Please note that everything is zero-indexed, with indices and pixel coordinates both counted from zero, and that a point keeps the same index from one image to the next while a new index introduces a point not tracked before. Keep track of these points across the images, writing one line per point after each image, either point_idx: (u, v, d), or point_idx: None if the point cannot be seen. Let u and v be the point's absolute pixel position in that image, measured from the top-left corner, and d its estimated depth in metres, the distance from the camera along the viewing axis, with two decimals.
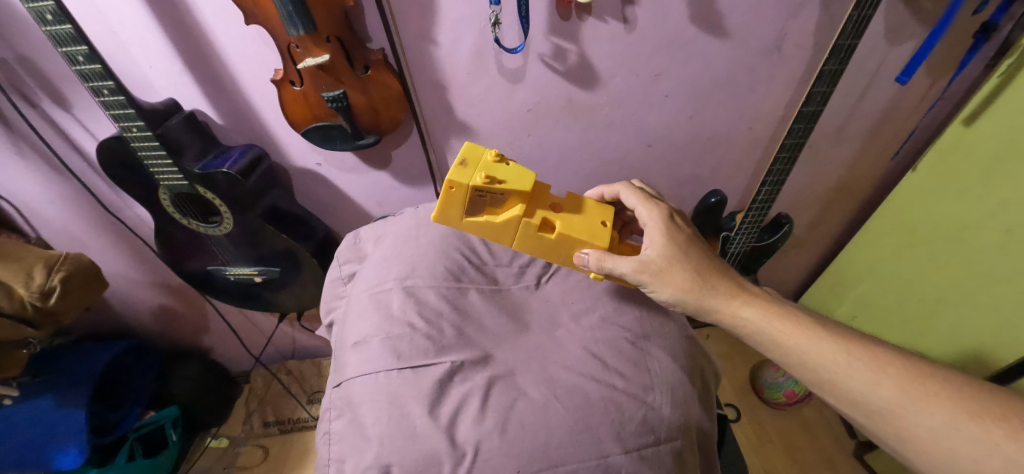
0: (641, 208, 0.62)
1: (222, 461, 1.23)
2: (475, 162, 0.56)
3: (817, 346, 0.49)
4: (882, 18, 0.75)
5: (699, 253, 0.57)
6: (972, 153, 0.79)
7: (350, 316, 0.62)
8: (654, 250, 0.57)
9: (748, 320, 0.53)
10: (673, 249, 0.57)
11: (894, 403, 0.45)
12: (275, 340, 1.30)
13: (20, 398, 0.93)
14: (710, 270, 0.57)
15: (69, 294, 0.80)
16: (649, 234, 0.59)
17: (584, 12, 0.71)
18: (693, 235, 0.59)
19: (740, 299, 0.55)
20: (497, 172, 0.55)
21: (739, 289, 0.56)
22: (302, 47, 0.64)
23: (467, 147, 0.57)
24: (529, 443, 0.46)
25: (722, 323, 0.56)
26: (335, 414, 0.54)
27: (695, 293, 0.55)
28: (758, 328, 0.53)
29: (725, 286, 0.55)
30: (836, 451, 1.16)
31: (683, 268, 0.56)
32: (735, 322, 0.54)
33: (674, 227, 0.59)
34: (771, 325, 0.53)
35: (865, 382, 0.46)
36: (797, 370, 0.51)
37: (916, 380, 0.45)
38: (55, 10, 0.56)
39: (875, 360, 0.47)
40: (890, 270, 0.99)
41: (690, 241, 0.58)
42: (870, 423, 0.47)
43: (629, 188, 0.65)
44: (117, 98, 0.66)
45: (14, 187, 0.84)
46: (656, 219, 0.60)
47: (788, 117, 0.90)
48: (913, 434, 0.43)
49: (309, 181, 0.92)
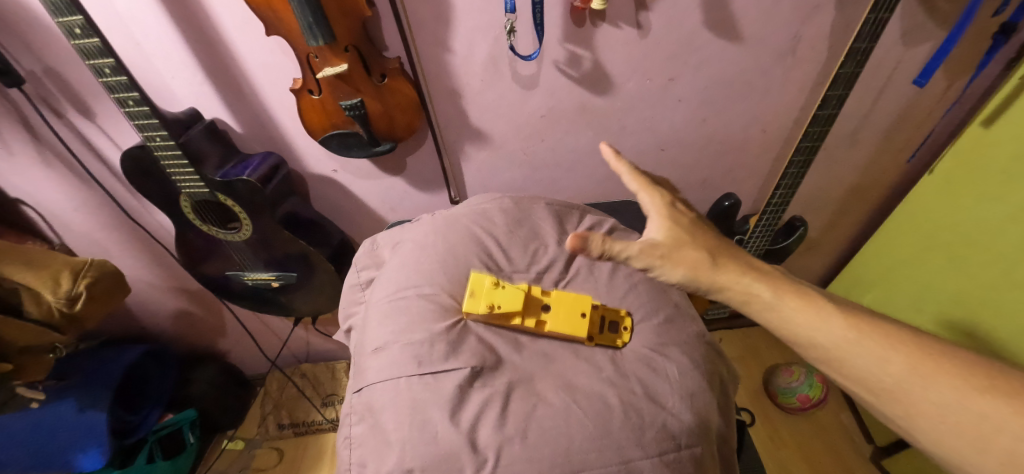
0: (642, 194, 0.55)
1: (237, 463, 1.25)
2: (478, 290, 0.59)
3: (827, 323, 0.46)
4: (898, 21, 0.74)
5: (705, 233, 0.53)
6: (994, 155, 0.78)
7: (369, 320, 0.63)
8: (661, 234, 0.51)
9: (761, 296, 0.48)
10: (680, 231, 0.51)
11: (902, 381, 0.43)
12: (290, 344, 1.32)
13: (46, 401, 0.95)
14: (718, 248, 0.51)
15: (93, 300, 0.81)
16: (652, 220, 0.53)
17: (598, 18, 0.71)
18: (695, 220, 0.55)
19: (750, 275, 0.49)
20: (496, 298, 0.58)
21: (749, 266, 0.50)
22: (321, 57, 0.65)
23: (472, 275, 0.60)
24: (551, 449, 0.46)
25: (732, 301, 0.50)
26: (356, 419, 0.55)
27: (708, 273, 0.49)
28: (769, 305, 0.48)
29: (734, 263, 0.50)
30: (853, 455, 1.15)
31: (694, 249, 0.50)
32: (747, 300, 0.49)
33: (677, 213, 0.54)
34: (782, 303, 0.48)
35: (877, 361, 0.44)
36: (802, 348, 0.48)
37: (927, 356, 0.43)
38: (84, 24, 0.57)
39: (885, 336, 0.45)
40: (909, 273, 0.98)
41: (694, 225, 0.53)
42: (875, 402, 0.45)
43: (628, 169, 0.57)
44: (141, 108, 0.67)
45: (40, 196, 0.86)
46: (658, 206, 0.54)
47: (802, 120, 0.90)
48: (921, 412, 0.42)
49: (325, 187, 0.93)
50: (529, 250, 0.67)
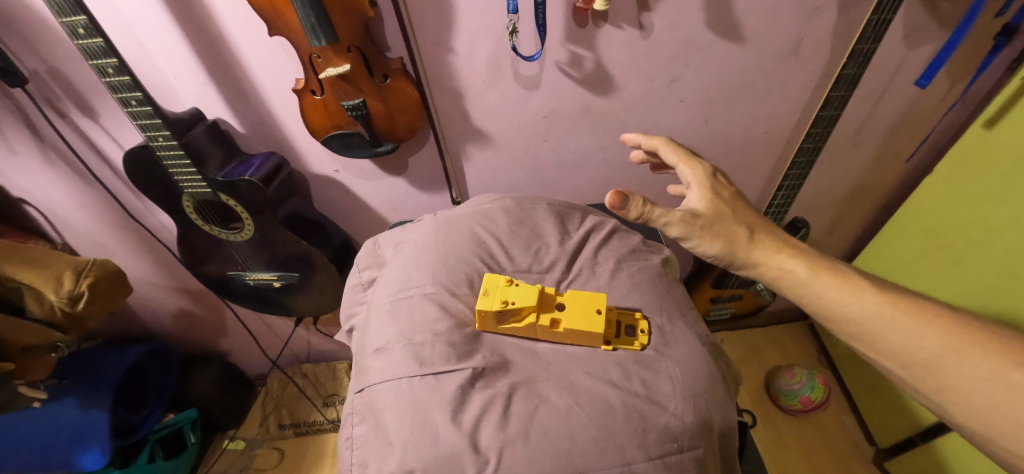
0: (683, 166, 0.60)
1: (238, 463, 1.25)
2: (494, 290, 0.58)
3: (861, 299, 0.49)
4: (901, 22, 0.74)
5: (746, 208, 0.55)
6: (995, 156, 0.78)
7: (371, 320, 0.63)
8: (701, 205, 0.54)
9: (795, 272, 0.51)
10: (721, 204, 0.55)
11: (936, 354, 0.45)
12: (291, 344, 1.32)
13: (48, 401, 0.95)
14: (757, 224, 0.55)
15: (95, 300, 0.81)
16: (693, 191, 0.57)
17: (600, 19, 0.71)
18: (738, 193, 0.57)
19: (785, 252, 0.53)
20: (511, 295, 0.57)
21: (785, 244, 0.54)
22: (323, 57, 0.65)
23: (487, 276, 0.60)
24: (553, 450, 0.46)
25: (765, 276, 0.53)
26: (357, 419, 0.55)
27: (743, 246, 0.53)
28: (803, 281, 0.51)
29: (770, 239, 0.54)
30: (855, 457, 1.14)
31: (732, 222, 0.53)
32: (780, 275, 0.52)
33: (718, 185, 0.57)
34: (816, 280, 0.51)
35: (911, 334, 0.46)
36: (836, 324, 0.50)
37: (963, 331, 0.45)
38: (88, 25, 0.57)
39: (921, 312, 0.47)
40: (912, 273, 0.97)
41: (736, 198, 0.56)
42: (910, 376, 0.47)
43: (669, 145, 0.63)
44: (144, 109, 0.67)
45: (43, 196, 0.87)
46: (700, 177, 0.57)
47: (804, 120, 0.90)
48: (956, 384, 0.44)
49: (327, 188, 0.93)
50: (530, 249, 0.67)
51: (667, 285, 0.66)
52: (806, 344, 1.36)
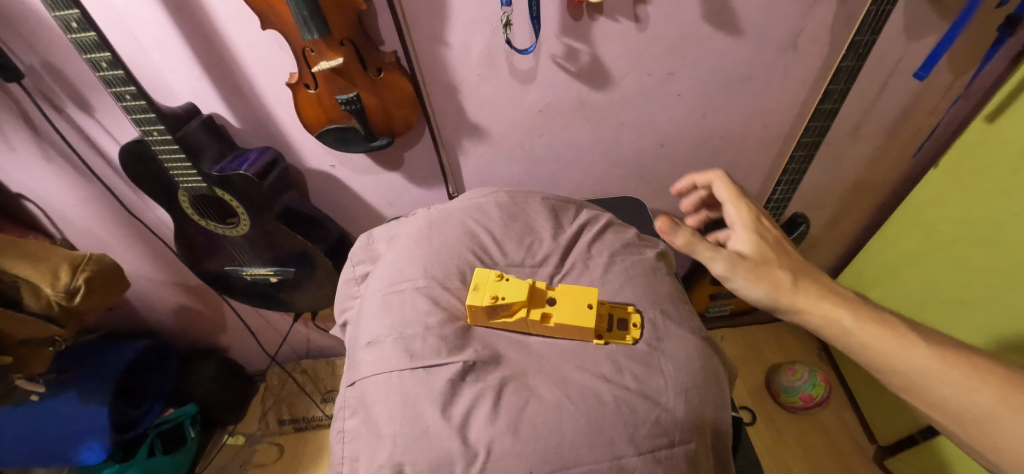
0: (732, 206, 0.58)
1: (237, 458, 1.26)
2: (484, 284, 0.58)
3: (909, 352, 0.44)
4: (901, 13, 0.73)
5: (791, 254, 0.53)
6: (998, 150, 0.76)
7: (363, 314, 0.63)
8: (746, 247, 0.53)
9: (840, 322, 0.47)
10: (767, 247, 0.52)
11: (989, 412, 0.41)
12: (290, 339, 1.32)
13: (46, 394, 0.95)
14: (802, 270, 0.51)
15: (92, 294, 0.81)
16: (739, 232, 0.55)
17: (595, 11, 0.71)
18: (783, 240, 0.55)
19: (830, 299, 0.48)
20: (501, 290, 0.57)
21: (829, 291, 0.49)
22: (316, 51, 0.65)
23: (478, 270, 0.60)
24: (542, 444, 0.46)
25: (807, 323, 0.49)
26: (349, 412, 0.55)
27: (786, 291, 0.49)
28: (847, 331, 0.47)
29: (815, 285, 0.49)
30: (855, 454, 1.14)
31: (780, 266, 0.51)
32: (823, 323, 0.48)
33: (765, 229, 0.55)
34: (863, 330, 0.46)
35: (961, 390, 0.42)
36: (882, 375, 0.46)
37: (1018, 389, 0.41)
38: (81, 18, 0.57)
39: (973, 368, 0.43)
40: (916, 269, 0.96)
41: (781, 243, 0.54)
42: (959, 432, 0.43)
43: (722, 181, 0.60)
44: (139, 103, 0.67)
45: (42, 191, 0.87)
46: (747, 220, 0.55)
47: (804, 114, 0.89)
48: (1010, 446, 0.40)
49: (323, 183, 0.93)
50: (523, 243, 0.66)
51: (661, 279, 0.66)
52: (807, 341, 1.36)
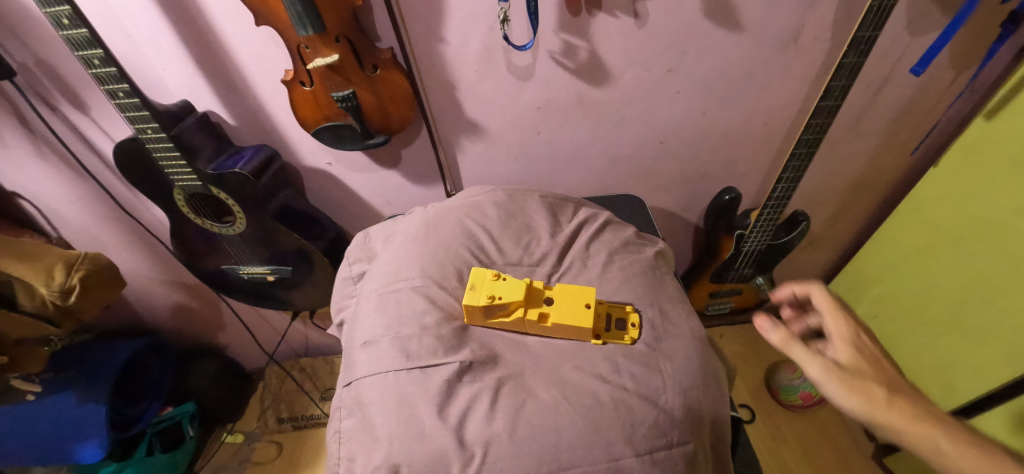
0: (831, 318, 0.54)
1: (236, 457, 1.26)
2: (481, 284, 0.57)
3: None
4: (904, 9, 0.72)
5: (896, 375, 0.47)
6: (999, 148, 0.76)
7: (359, 314, 0.62)
8: (843, 356, 0.49)
9: (936, 442, 0.42)
10: (866, 361, 0.48)
11: None
12: (288, 338, 1.32)
13: (42, 394, 0.95)
14: (905, 390, 0.46)
15: (87, 294, 0.81)
16: (838, 344, 0.51)
17: (594, 7, 0.70)
18: (890, 359, 0.49)
19: (930, 421, 0.43)
20: (498, 289, 0.56)
21: (928, 412, 0.44)
22: (311, 47, 0.64)
23: (474, 270, 0.59)
24: (538, 445, 0.46)
25: (903, 443, 0.43)
26: (345, 413, 0.55)
27: (881, 404, 0.44)
28: (941, 454, 0.41)
29: (915, 405, 0.44)
30: (855, 452, 1.14)
31: (881, 382, 0.46)
32: (918, 443, 0.42)
33: (868, 345, 0.51)
34: (960, 455, 0.41)
35: None
36: None
37: None
38: (72, 15, 0.56)
39: None
40: (918, 267, 0.95)
41: (885, 362, 0.49)
42: None
43: (822, 292, 0.57)
44: (132, 100, 0.66)
45: (37, 189, 0.86)
46: (846, 332, 0.52)
47: (805, 111, 0.88)
48: None
49: (320, 181, 0.93)
50: (521, 242, 0.66)
51: (659, 278, 0.65)
52: None
